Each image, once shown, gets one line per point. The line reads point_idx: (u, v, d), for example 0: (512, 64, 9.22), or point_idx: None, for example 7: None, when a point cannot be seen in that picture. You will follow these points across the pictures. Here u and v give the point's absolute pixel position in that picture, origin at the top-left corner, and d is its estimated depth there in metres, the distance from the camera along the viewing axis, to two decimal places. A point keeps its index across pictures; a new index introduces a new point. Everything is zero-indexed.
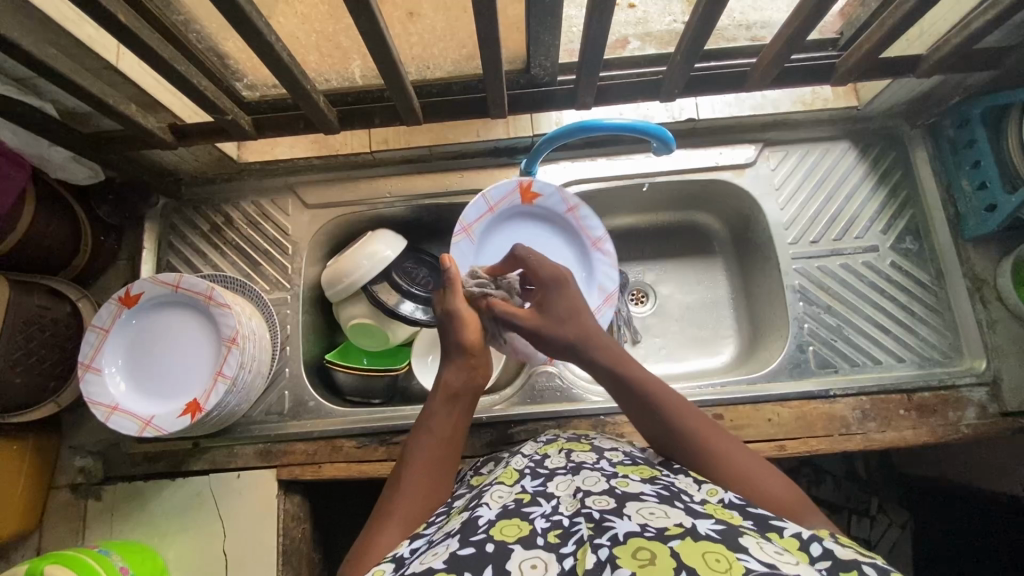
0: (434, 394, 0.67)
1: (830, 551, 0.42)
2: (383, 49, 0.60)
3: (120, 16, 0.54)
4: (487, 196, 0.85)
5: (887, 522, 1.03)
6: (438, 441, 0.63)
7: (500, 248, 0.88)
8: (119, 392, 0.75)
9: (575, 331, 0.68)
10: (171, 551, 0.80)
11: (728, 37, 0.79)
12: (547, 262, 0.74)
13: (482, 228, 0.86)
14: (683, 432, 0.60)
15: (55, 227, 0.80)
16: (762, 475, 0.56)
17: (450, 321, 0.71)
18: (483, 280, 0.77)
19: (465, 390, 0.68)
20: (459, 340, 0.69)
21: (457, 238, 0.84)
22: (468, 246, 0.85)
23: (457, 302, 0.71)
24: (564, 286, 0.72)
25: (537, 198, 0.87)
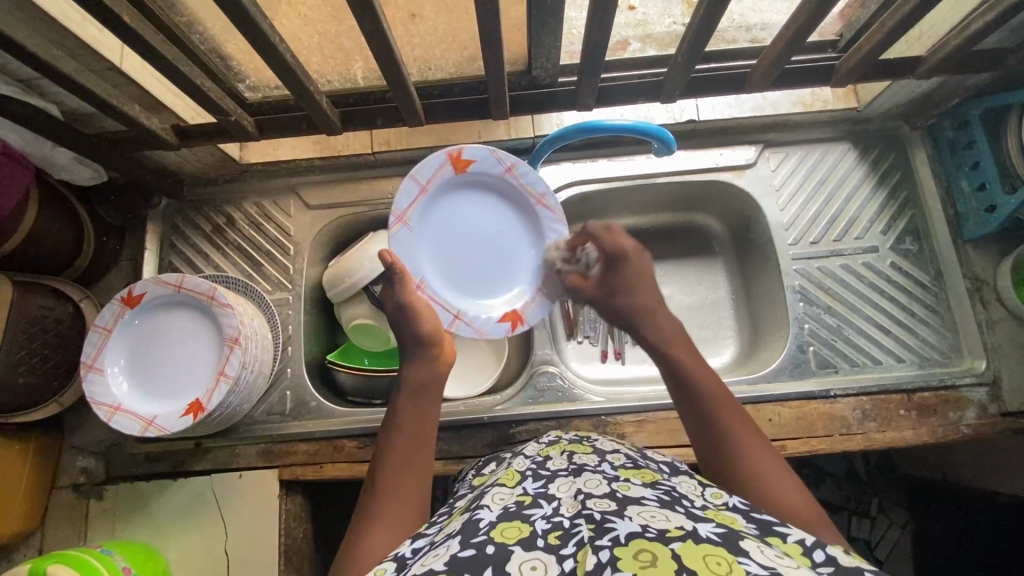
0: (400, 388, 0.68)
1: (833, 558, 0.42)
2: (386, 50, 0.61)
3: (125, 17, 0.54)
4: (417, 175, 0.75)
5: (887, 523, 1.06)
6: (412, 434, 0.64)
7: (440, 226, 0.78)
8: (121, 391, 0.75)
9: (637, 304, 0.72)
10: (174, 551, 0.80)
11: (728, 38, 0.81)
12: (623, 237, 0.73)
13: (422, 212, 0.77)
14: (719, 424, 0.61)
15: (57, 227, 0.80)
16: (785, 483, 0.56)
17: (404, 316, 0.70)
18: (563, 254, 0.78)
19: (431, 379, 0.68)
20: (417, 331, 0.70)
21: (394, 228, 0.74)
22: (409, 236, 0.76)
23: (408, 293, 0.70)
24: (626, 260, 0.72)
25: (471, 165, 0.77)
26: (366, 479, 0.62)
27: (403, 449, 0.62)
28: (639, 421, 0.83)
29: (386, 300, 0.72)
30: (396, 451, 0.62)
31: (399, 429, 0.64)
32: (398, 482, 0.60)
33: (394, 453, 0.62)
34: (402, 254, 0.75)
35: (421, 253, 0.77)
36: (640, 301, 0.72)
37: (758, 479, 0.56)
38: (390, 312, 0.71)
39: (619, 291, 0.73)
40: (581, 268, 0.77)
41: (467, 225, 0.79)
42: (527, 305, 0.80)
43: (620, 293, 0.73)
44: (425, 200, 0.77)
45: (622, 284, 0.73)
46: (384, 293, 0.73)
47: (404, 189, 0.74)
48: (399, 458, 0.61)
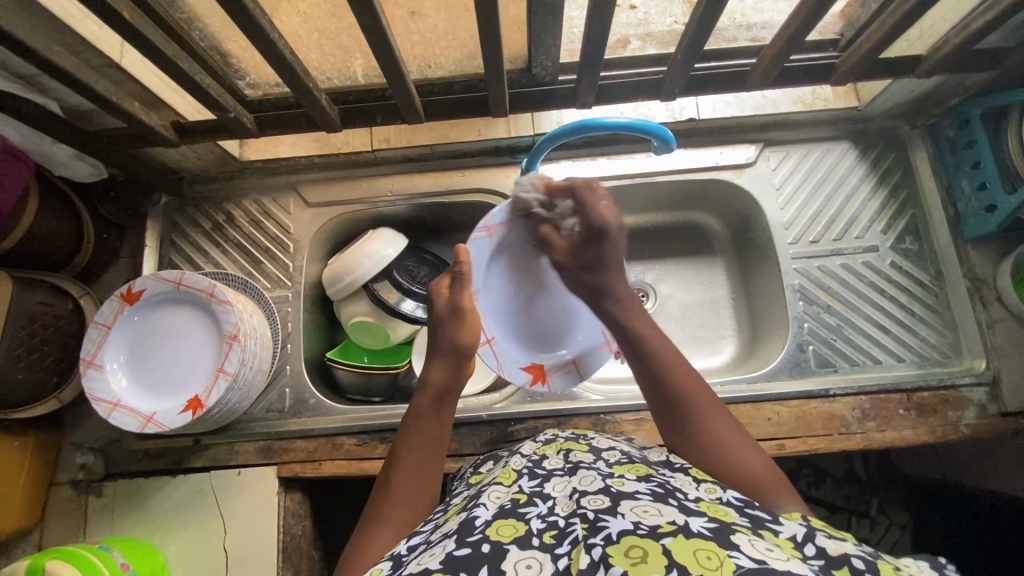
0: (423, 391, 0.66)
1: (823, 550, 0.42)
2: (385, 47, 0.60)
3: (124, 13, 0.54)
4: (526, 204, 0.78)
5: (887, 523, 1.05)
6: (427, 440, 0.63)
7: (518, 259, 0.80)
8: (120, 387, 0.75)
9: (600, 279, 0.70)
10: (172, 547, 0.80)
11: (729, 37, 0.80)
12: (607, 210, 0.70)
13: (510, 237, 0.79)
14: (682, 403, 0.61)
15: (58, 224, 0.80)
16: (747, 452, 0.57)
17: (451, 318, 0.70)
18: (540, 199, 0.74)
19: (452, 387, 0.67)
20: (453, 337, 0.69)
21: (478, 235, 0.77)
22: (489, 246, 0.78)
23: (466, 298, 0.71)
24: (604, 235, 0.69)
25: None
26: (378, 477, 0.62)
27: (416, 455, 0.62)
28: (638, 420, 0.83)
29: (440, 299, 0.73)
30: (410, 455, 0.62)
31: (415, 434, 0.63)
32: (409, 487, 0.60)
33: (408, 458, 0.62)
34: (476, 258, 0.77)
35: (493, 272, 0.79)
36: (610, 279, 0.70)
37: (718, 452, 0.58)
38: (441, 311, 0.71)
39: (595, 266, 0.70)
40: (553, 220, 0.75)
41: (545, 277, 0.82)
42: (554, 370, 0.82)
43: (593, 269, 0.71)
44: (521, 228, 0.79)
45: (600, 259, 0.70)
46: (441, 289, 0.73)
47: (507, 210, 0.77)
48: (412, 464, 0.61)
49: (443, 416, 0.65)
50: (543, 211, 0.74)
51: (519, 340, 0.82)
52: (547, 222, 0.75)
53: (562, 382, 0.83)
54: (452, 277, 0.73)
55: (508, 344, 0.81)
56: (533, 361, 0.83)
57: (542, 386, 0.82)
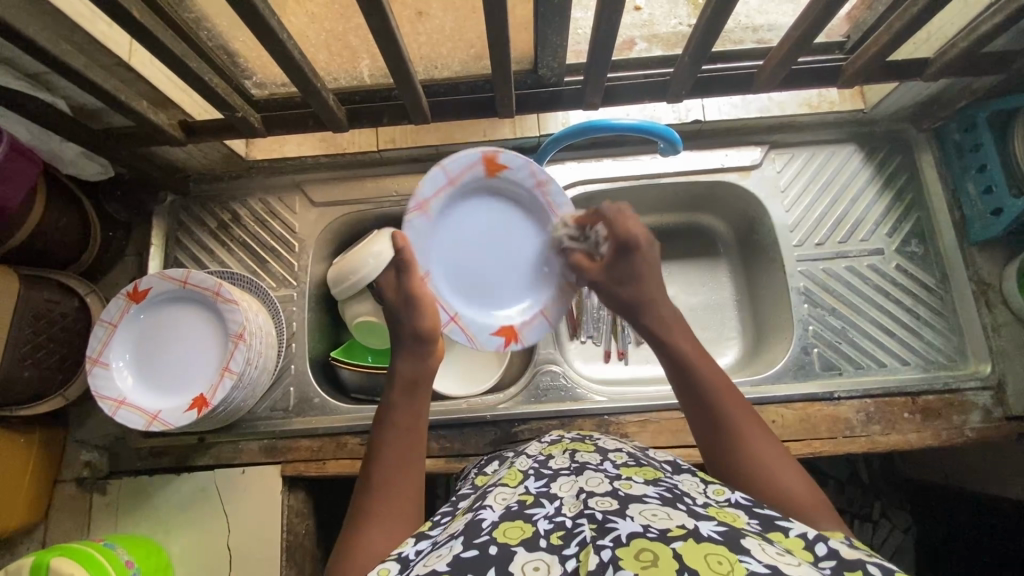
0: (391, 385, 0.67)
1: (834, 551, 0.42)
2: (393, 47, 0.61)
3: (134, 13, 0.54)
4: (446, 167, 0.74)
5: (889, 526, 1.05)
6: (404, 432, 0.63)
7: (458, 224, 0.78)
8: (125, 385, 0.76)
9: (633, 295, 0.70)
10: (176, 545, 0.80)
11: (735, 39, 0.79)
12: (632, 224, 0.69)
13: (442, 205, 0.76)
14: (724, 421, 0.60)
15: (65, 222, 0.81)
16: (786, 469, 0.56)
17: (409, 308, 0.69)
18: (572, 232, 0.77)
19: (423, 374, 0.67)
20: (416, 327, 0.68)
21: (413, 215, 0.73)
22: (426, 224, 0.75)
23: (415, 283, 0.69)
24: (638, 250, 0.69)
25: (503, 171, 0.77)
26: (362, 472, 0.62)
27: (396, 449, 0.62)
28: (642, 421, 0.83)
29: (388, 291, 0.71)
30: (388, 448, 0.62)
31: (390, 427, 0.64)
32: (393, 479, 0.60)
33: (386, 451, 0.62)
34: (416, 242, 0.74)
35: (435, 244, 0.77)
36: (647, 290, 0.70)
37: (763, 482, 0.56)
38: (392, 302, 0.70)
39: (626, 279, 0.70)
40: (587, 249, 0.76)
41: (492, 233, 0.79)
42: (525, 324, 0.80)
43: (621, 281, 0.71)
44: (449, 193, 0.76)
45: (634, 272, 0.70)
46: (388, 283, 0.71)
47: (431, 181, 0.73)
48: (392, 456, 0.61)
49: (416, 402, 0.66)
50: (581, 242, 0.76)
51: (484, 305, 0.80)
52: (580, 249, 0.76)
53: (534, 337, 0.80)
54: (396, 267, 0.70)
55: (473, 313, 0.79)
56: (503, 323, 0.80)
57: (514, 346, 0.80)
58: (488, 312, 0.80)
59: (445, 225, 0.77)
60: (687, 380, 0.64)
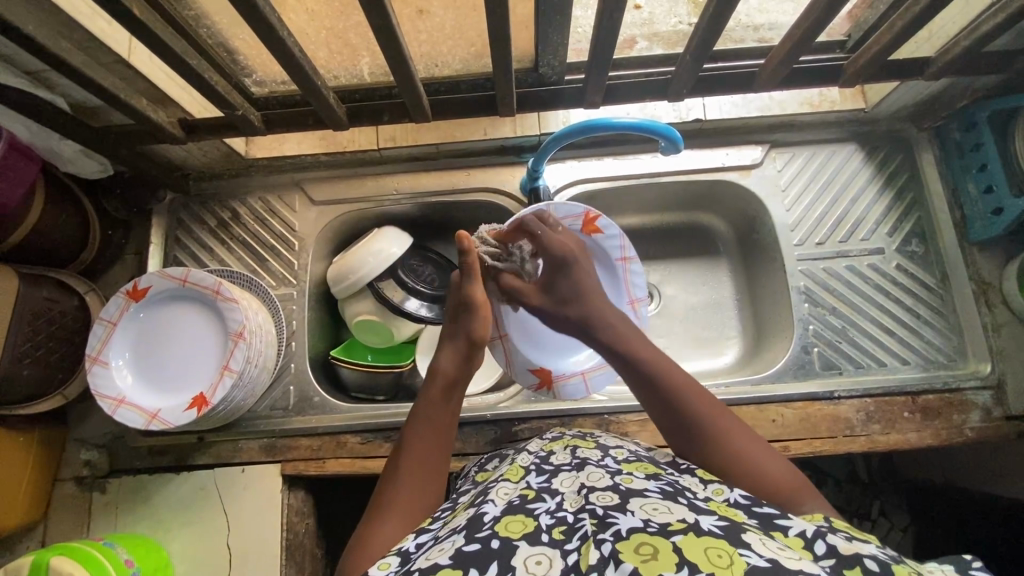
0: (431, 381, 0.66)
1: (834, 548, 0.42)
2: (393, 45, 0.60)
3: (134, 10, 0.54)
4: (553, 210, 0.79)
5: (887, 524, 1.07)
6: (434, 432, 0.62)
7: None
8: (126, 384, 0.75)
9: (579, 314, 0.69)
10: (176, 544, 0.80)
11: (736, 38, 0.79)
12: (564, 242, 0.71)
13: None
14: (694, 420, 0.59)
15: (63, 220, 0.80)
16: (760, 455, 0.57)
17: (465, 313, 0.69)
18: (494, 250, 0.74)
19: (460, 378, 0.67)
20: (468, 329, 0.68)
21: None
22: None
23: (474, 290, 0.68)
24: (570, 266, 0.71)
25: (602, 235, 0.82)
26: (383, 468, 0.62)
27: (422, 448, 0.61)
28: (643, 421, 0.83)
29: (453, 288, 0.71)
30: (414, 446, 0.61)
31: (419, 425, 0.63)
32: (413, 478, 0.59)
33: (412, 448, 0.61)
34: None
35: None
36: (591, 307, 0.69)
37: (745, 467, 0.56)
38: (453, 305, 0.70)
39: (573, 296, 0.70)
40: (514, 265, 0.75)
41: None
42: (562, 378, 0.84)
43: (562, 300, 0.71)
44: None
45: (573, 289, 0.70)
46: (456, 278, 0.71)
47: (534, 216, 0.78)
48: (416, 454, 0.61)
49: (451, 404, 0.65)
50: (507, 260, 0.74)
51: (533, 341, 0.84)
52: (508, 269, 0.75)
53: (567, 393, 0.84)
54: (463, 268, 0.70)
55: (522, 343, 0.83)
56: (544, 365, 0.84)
57: (546, 391, 0.84)
58: (536, 351, 0.84)
59: None
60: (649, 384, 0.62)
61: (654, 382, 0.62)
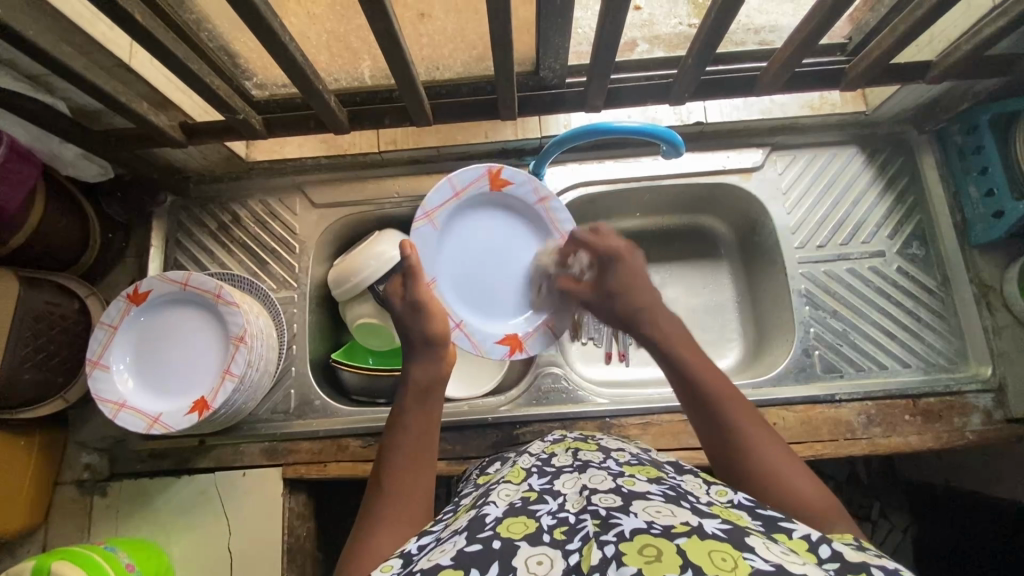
0: (404, 391, 0.67)
1: (838, 553, 0.42)
2: (395, 49, 0.60)
3: (135, 14, 0.54)
4: (452, 180, 0.79)
5: (888, 525, 1.07)
6: (416, 439, 0.63)
7: (464, 237, 0.82)
8: (127, 388, 0.75)
9: (631, 308, 0.71)
10: (177, 547, 0.80)
11: (736, 40, 0.79)
12: (610, 239, 0.75)
13: (447, 216, 0.80)
14: (729, 435, 0.59)
15: (64, 223, 0.80)
16: (795, 477, 0.54)
17: (415, 313, 0.71)
18: (556, 263, 0.82)
19: (434, 382, 0.68)
20: (422, 333, 0.70)
21: (421, 223, 0.78)
22: (430, 233, 0.79)
23: (422, 292, 0.71)
24: (620, 262, 0.74)
25: (507, 186, 0.82)
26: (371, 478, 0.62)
27: (406, 454, 0.62)
28: (644, 424, 0.83)
29: (394, 298, 0.73)
30: (397, 452, 0.62)
31: (401, 432, 0.64)
32: (401, 483, 0.59)
33: (395, 454, 0.62)
34: (422, 248, 0.78)
35: (439, 253, 0.81)
36: (643, 296, 0.71)
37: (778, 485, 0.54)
38: (399, 312, 0.72)
39: (615, 291, 0.73)
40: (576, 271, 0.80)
41: (495, 246, 0.84)
42: (528, 334, 0.83)
43: (614, 296, 0.73)
44: (454, 205, 0.81)
45: (617, 284, 0.73)
46: (393, 288, 0.73)
47: (439, 191, 0.78)
48: (400, 460, 0.61)
49: (429, 410, 0.66)
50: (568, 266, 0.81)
51: (487, 315, 0.83)
52: (569, 275, 0.80)
53: (540, 346, 0.83)
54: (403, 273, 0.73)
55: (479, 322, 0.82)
56: (507, 332, 0.83)
57: (519, 353, 0.82)
58: (494, 322, 0.83)
59: (447, 238, 0.81)
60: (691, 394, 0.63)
61: (695, 388, 0.63)
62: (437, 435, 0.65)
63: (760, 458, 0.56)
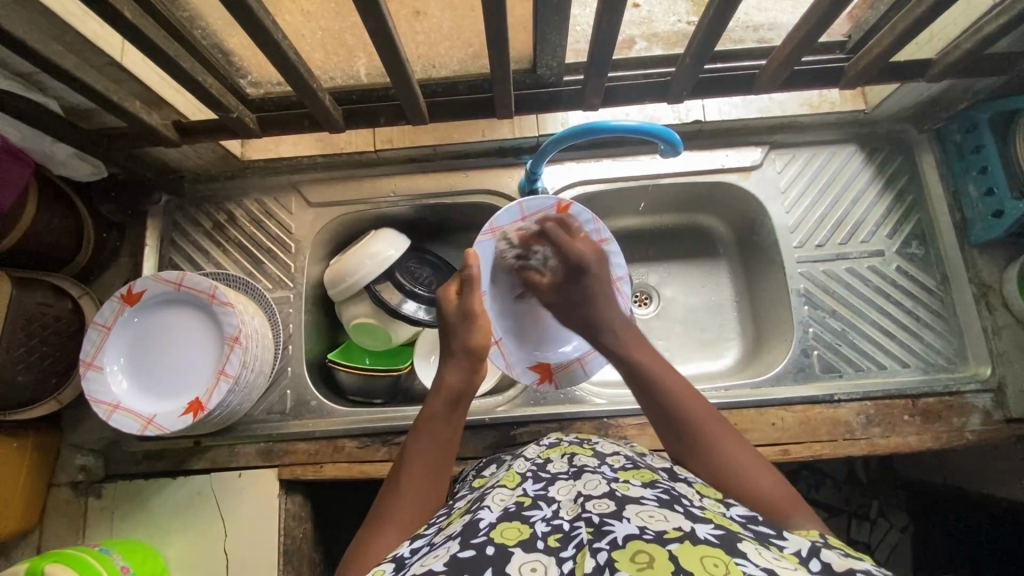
0: (436, 396, 0.66)
1: (828, 566, 0.41)
2: (390, 48, 0.60)
3: (126, 13, 0.53)
4: (524, 204, 0.76)
5: (887, 525, 1.06)
6: (437, 448, 0.62)
7: (522, 259, 0.81)
8: (121, 390, 0.75)
9: (588, 316, 0.73)
10: (172, 549, 0.80)
11: (735, 39, 0.78)
12: (578, 245, 0.76)
13: (511, 236, 0.78)
14: (690, 428, 0.60)
15: (57, 224, 0.80)
16: (756, 471, 0.56)
17: (463, 323, 0.69)
18: (517, 250, 0.79)
19: (465, 393, 0.66)
20: (466, 342, 0.68)
21: (484, 238, 0.76)
22: (493, 248, 0.77)
23: (476, 302, 0.70)
24: (584, 272, 0.75)
25: (572, 221, 0.79)
26: (384, 480, 0.61)
27: (426, 460, 0.61)
28: (642, 424, 0.83)
29: (448, 303, 0.71)
30: (418, 457, 0.61)
31: (425, 437, 0.62)
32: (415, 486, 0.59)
33: (415, 459, 0.61)
34: (482, 262, 0.77)
35: (497, 270, 0.79)
36: (601, 309, 0.73)
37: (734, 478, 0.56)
38: (451, 319, 0.70)
39: (580, 303, 0.75)
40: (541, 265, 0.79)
41: None
42: (560, 366, 0.84)
43: (570, 305, 0.76)
44: (520, 228, 0.78)
45: (585, 296, 0.75)
46: (449, 294, 0.72)
47: (512, 211, 0.76)
48: (419, 466, 0.60)
49: (455, 419, 0.65)
50: (530, 258, 0.79)
51: (524, 339, 0.83)
52: (530, 267, 0.80)
53: (567, 381, 0.83)
54: (460, 279, 0.71)
55: (514, 344, 0.82)
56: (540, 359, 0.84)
57: (547, 383, 0.84)
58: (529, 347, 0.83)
59: (505, 256, 0.79)
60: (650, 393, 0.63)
61: (654, 387, 0.63)
62: (457, 445, 0.64)
63: (721, 448, 0.58)
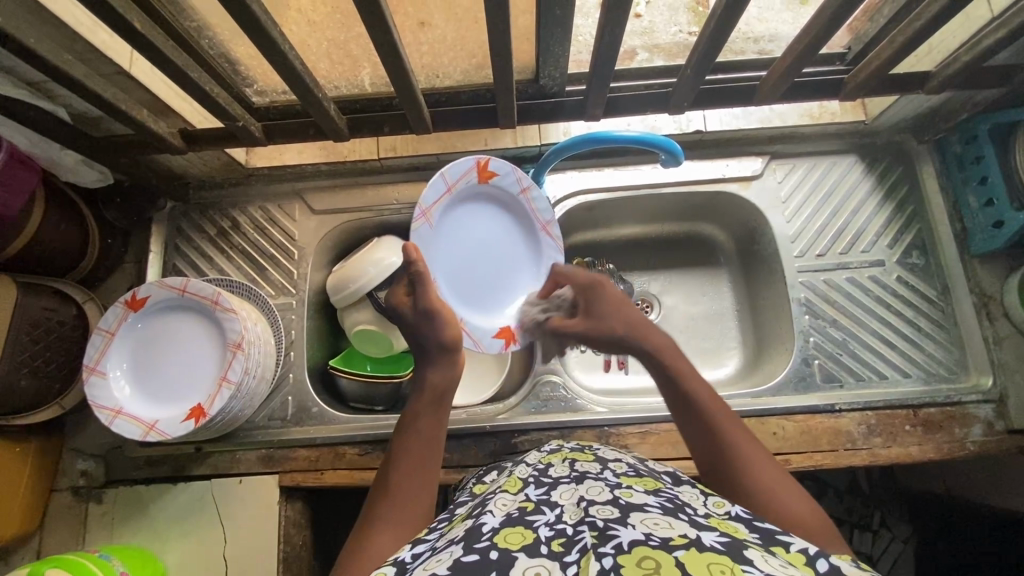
0: (418, 394, 0.66)
1: (837, 567, 0.41)
2: (395, 59, 0.61)
3: (136, 24, 0.54)
4: (445, 175, 0.75)
5: (889, 536, 1.05)
6: (424, 444, 0.62)
7: (457, 228, 0.79)
8: (123, 396, 0.75)
9: (622, 323, 0.68)
10: (172, 555, 0.80)
11: (736, 50, 0.79)
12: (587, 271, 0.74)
13: (442, 212, 0.77)
14: (729, 455, 0.57)
15: (62, 229, 0.80)
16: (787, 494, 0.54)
17: (427, 320, 0.69)
18: (540, 306, 0.80)
19: (449, 389, 0.67)
20: (438, 340, 0.68)
21: (419, 224, 0.74)
22: (428, 232, 0.76)
23: (430, 295, 0.69)
24: (602, 288, 0.71)
25: (493, 177, 0.80)
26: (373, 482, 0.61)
27: (413, 456, 0.61)
28: (643, 433, 0.83)
29: (403, 306, 0.71)
30: (408, 456, 0.61)
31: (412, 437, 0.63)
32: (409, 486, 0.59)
33: (404, 458, 0.61)
34: (423, 250, 0.75)
35: (438, 250, 0.78)
36: (634, 318, 0.68)
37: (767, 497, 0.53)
38: (410, 318, 0.70)
39: (596, 313, 0.70)
40: (563, 310, 0.76)
41: (487, 240, 0.82)
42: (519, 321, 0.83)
43: (600, 323, 0.69)
44: (448, 200, 0.77)
45: (598, 308, 0.70)
46: (399, 299, 0.71)
47: (436, 187, 0.74)
48: (411, 462, 0.61)
49: (441, 416, 0.65)
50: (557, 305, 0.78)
51: (481, 305, 0.81)
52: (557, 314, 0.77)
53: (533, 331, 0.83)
54: (409, 278, 0.70)
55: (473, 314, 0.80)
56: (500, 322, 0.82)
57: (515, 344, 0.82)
58: (487, 313, 0.82)
59: (441, 237, 0.78)
60: (690, 421, 0.60)
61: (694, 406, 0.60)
62: (445, 440, 0.64)
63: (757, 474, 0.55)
